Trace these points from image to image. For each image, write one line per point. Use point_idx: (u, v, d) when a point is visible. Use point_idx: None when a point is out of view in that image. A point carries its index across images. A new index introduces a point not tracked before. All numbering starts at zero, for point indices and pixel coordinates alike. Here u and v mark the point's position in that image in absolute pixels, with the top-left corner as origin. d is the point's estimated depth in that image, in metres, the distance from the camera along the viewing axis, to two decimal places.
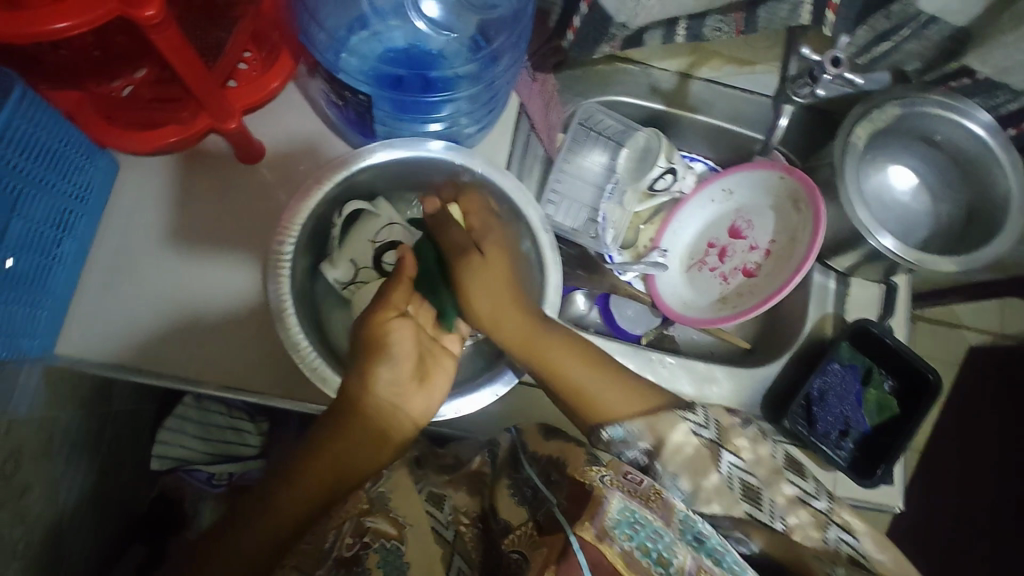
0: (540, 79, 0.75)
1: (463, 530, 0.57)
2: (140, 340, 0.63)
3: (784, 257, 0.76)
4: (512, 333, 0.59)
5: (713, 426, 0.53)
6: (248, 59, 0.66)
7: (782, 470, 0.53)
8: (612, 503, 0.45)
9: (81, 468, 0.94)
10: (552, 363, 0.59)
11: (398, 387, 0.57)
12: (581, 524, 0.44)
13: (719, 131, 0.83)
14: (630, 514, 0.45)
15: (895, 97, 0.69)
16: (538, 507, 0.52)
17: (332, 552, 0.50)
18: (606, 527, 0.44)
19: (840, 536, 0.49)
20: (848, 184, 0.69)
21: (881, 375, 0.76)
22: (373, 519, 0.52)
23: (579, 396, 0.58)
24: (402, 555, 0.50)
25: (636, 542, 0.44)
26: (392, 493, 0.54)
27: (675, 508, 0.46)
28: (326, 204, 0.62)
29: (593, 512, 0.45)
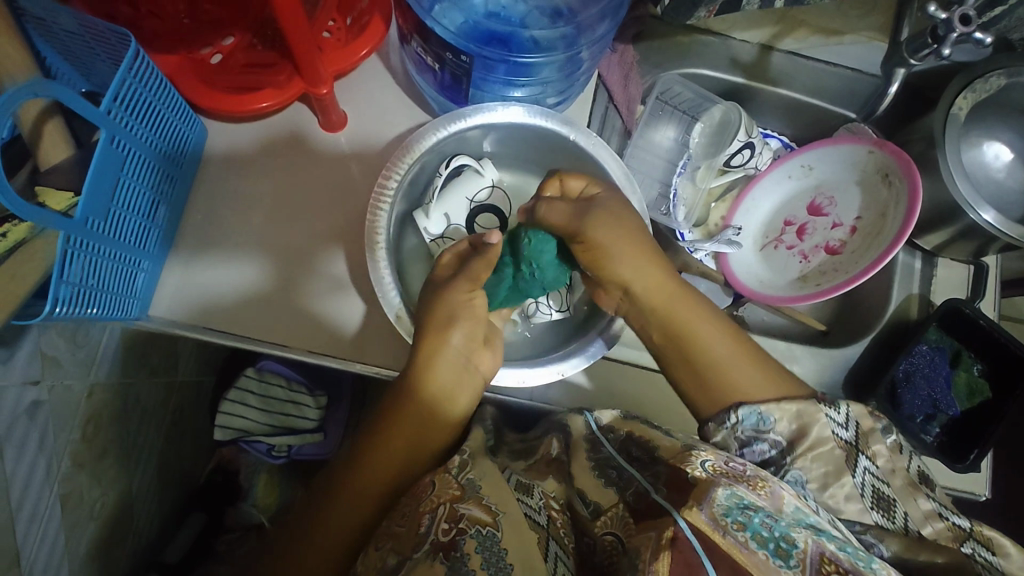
0: (620, 50, 0.74)
1: (554, 516, 0.54)
2: (230, 307, 0.64)
3: (872, 233, 0.73)
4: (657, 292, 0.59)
5: (853, 427, 0.52)
6: (332, 28, 0.65)
7: (917, 483, 0.50)
8: (719, 492, 0.42)
9: (150, 434, 0.96)
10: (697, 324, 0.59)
11: (468, 349, 0.58)
12: (688, 507, 0.41)
13: (799, 106, 0.81)
14: (738, 500, 0.42)
15: (999, 67, 0.66)
16: (626, 486, 0.51)
17: (428, 537, 0.48)
18: (716, 514, 0.41)
19: (979, 553, 0.45)
20: (949, 155, 0.66)
21: (970, 359, 0.73)
22: (465, 506, 0.49)
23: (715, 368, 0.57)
24: (499, 541, 0.47)
25: (750, 530, 0.40)
26: (481, 481, 0.52)
27: (783, 501, 0.44)
28: (419, 164, 0.61)
29: (701, 495, 0.42)
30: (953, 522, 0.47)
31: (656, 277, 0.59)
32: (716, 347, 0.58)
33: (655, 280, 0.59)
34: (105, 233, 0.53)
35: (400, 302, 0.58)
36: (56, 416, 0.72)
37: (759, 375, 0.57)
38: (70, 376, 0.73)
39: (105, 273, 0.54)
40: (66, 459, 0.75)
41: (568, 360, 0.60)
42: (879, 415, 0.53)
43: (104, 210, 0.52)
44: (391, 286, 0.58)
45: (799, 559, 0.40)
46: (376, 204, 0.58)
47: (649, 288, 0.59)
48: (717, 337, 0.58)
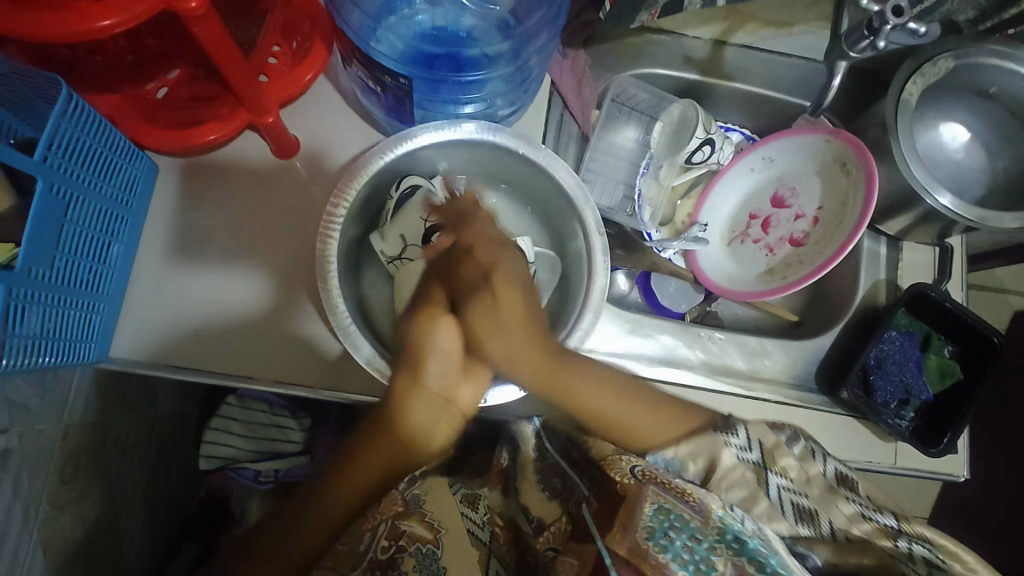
0: (571, 56, 0.73)
1: (497, 531, 0.59)
2: (192, 341, 0.64)
3: (834, 223, 0.73)
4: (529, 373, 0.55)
5: (757, 447, 0.50)
6: (277, 54, 0.65)
7: (837, 490, 0.48)
8: (646, 504, 0.44)
9: (133, 470, 0.95)
10: (574, 389, 0.56)
11: (447, 377, 0.54)
12: (612, 535, 0.45)
13: (756, 99, 0.81)
14: (663, 518, 0.43)
15: (947, 50, 0.66)
16: (569, 497, 0.53)
17: (368, 554, 0.54)
18: (640, 538, 0.43)
19: (914, 545, 0.43)
20: (902, 141, 0.66)
21: (940, 341, 0.73)
22: (408, 524, 0.55)
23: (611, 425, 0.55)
24: (438, 558, 0.53)
25: (672, 552, 0.42)
26: (426, 496, 0.57)
27: (710, 510, 0.43)
28: (370, 186, 0.61)
29: (626, 518, 0.45)
30: (881, 522, 0.45)
31: (529, 349, 0.55)
32: (613, 410, 0.56)
33: (536, 364, 0.55)
34: (53, 281, 0.52)
35: (372, 348, 0.57)
36: (28, 462, 0.71)
37: (654, 418, 0.55)
38: (41, 421, 0.73)
39: (57, 321, 0.54)
40: (43, 504, 0.74)
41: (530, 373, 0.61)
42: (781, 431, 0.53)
43: (49, 257, 0.51)
44: (362, 338, 0.57)
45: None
46: (327, 230, 0.58)
47: (541, 380, 0.55)
48: (609, 397, 0.56)
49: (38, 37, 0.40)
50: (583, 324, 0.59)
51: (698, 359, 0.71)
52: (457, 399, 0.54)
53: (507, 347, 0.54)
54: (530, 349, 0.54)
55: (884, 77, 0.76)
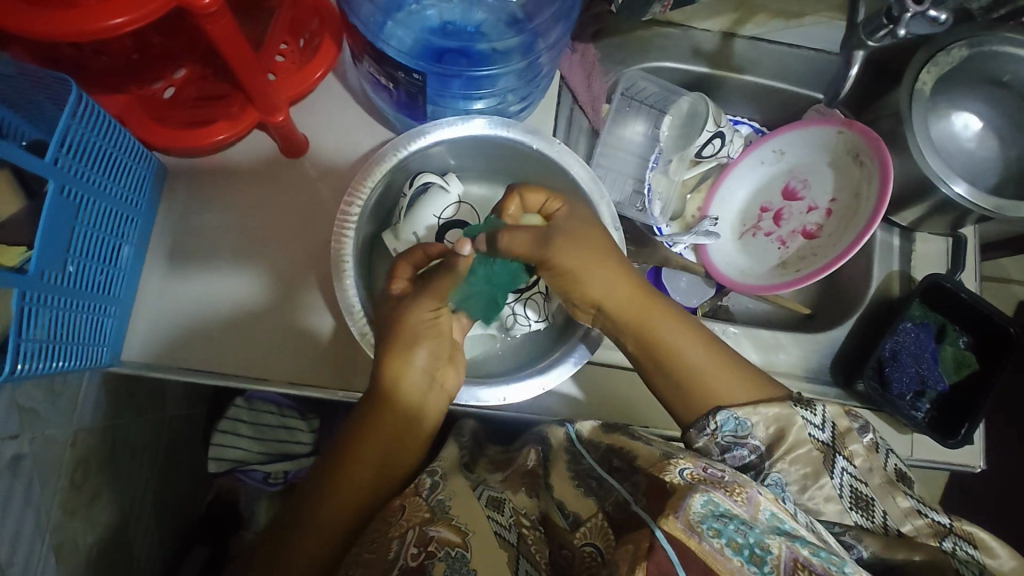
0: (580, 49, 0.74)
1: (526, 532, 0.52)
2: (204, 343, 0.63)
3: (847, 215, 0.73)
4: (628, 312, 0.56)
5: (830, 427, 0.51)
6: (285, 51, 0.64)
7: (896, 483, 0.50)
8: (694, 499, 0.42)
9: (143, 473, 0.95)
10: (661, 331, 0.56)
11: (430, 367, 0.57)
12: (664, 518, 0.40)
13: (766, 91, 0.80)
14: (715, 507, 0.41)
15: (961, 39, 0.66)
16: (605, 496, 0.51)
17: (397, 562, 0.48)
18: (693, 521, 0.40)
19: (958, 546, 0.45)
20: (917, 132, 0.66)
21: (955, 332, 0.73)
22: (435, 528, 0.50)
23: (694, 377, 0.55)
24: (468, 562, 0.48)
25: (725, 537, 0.40)
26: (451, 501, 0.53)
27: (758, 514, 0.42)
28: (383, 184, 0.60)
29: (676, 505, 0.41)
30: (933, 520, 0.48)
31: (619, 277, 0.56)
32: (695, 352, 0.56)
33: (627, 294, 0.56)
34: (65, 284, 0.51)
35: (369, 324, 0.58)
36: (40, 468, 0.70)
37: (741, 384, 0.54)
38: (51, 426, 0.72)
39: (70, 325, 0.53)
40: (55, 509, 0.74)
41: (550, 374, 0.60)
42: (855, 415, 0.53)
43: (61, 260, 0.50)
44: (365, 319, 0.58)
45: (773, 565, 0.39)
46: (340, 230, 0.57)
47: (630, 306, 0.56)
48: (693, 340, 0.56)
49: (48, 38, 0.39)
50: (596, 315, 0.59)
51: None
52: (444, 382, 0.58)
53: (599, 270, 0.56)
54: (625, 286, 0.56)
55: (895, 68, 0.75)
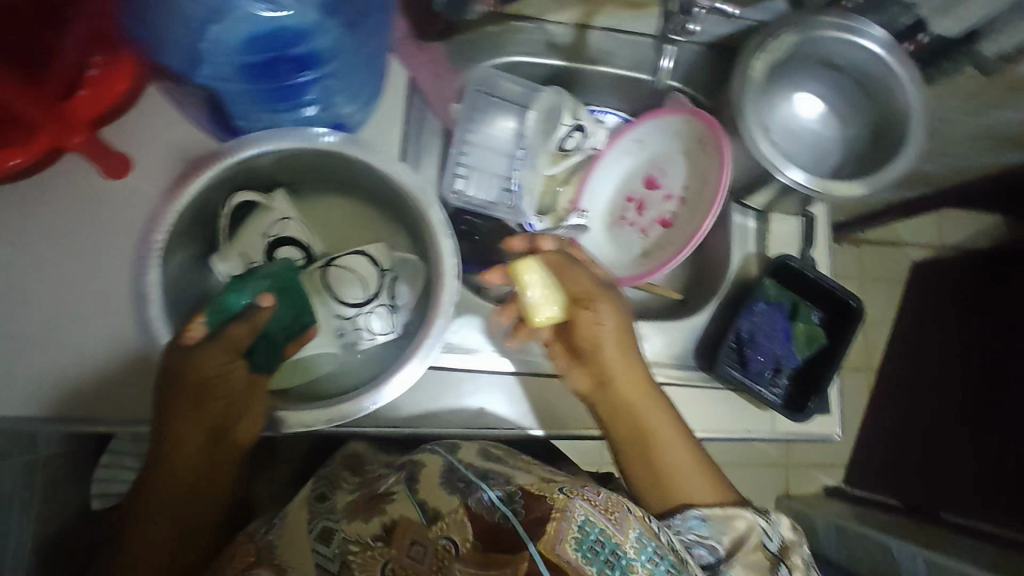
0: (427, 48, 0.72)
1: (351, 558, 0.45)
2: (11, 386, 0.57)
3: (695, 204, 0.74)
4: (623, 381, 0.63)
5: (778, 539, 0.60)
6: (99, 64, 0.59)
7: (793, 543, 0.62)
8: (573, 519, 0.46)
9: (11, 524, 0.88)
10: (637, 408, 0.63)
11: (228, 413, 0.54)
12: (543, 539, 0.45)
13: (625, 80, 0.80)
14: (590, 529, 0.46)
15: (790, 25, 0.67)
16: (467, 492, 0.49)
17: None
18: (569, 548, 0.44)
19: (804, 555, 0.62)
20: (751, 118, 0.66)
21: (807, 308, 0.76)
22: (259, 570, 0.47)
23: (642, 437, 0.63)
24: None
25: (583, 548, 0.44)
26: (279, 539, 0.50)
27: (627, 534, 0.47)
28: (199, 200, 0.56)
29: (554, 533, 0.45)
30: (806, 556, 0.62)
31: (629, 364, 0.63)
32: (673, 453, 0.63)
33: (630, 377, 0.63)
34: None
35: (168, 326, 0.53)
36: None
37: (701, 479, 0.63)
38: None
39: None
40: None
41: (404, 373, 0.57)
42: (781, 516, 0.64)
43: None
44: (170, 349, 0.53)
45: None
46: (145, 260, 0.53)
47: (628, 374, 0.63)
48: (675, 435, 0.63)
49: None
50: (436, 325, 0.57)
51: None
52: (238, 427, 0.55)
53: (602, 350, 0.62)
54: (620, 358, 0.63)
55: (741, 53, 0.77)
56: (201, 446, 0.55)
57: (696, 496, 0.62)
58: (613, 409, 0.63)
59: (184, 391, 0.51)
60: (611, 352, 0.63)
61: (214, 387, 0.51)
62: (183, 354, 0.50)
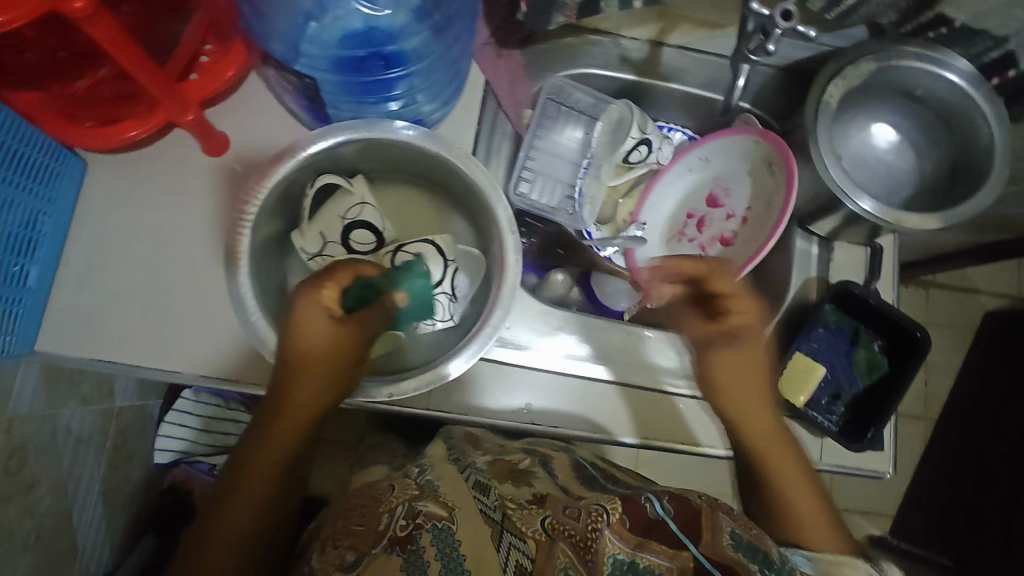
0: (505, 55, 0.75)
1: (510, 512, 0.50)
2: (110, 333, 0.64)
3: (760, 223, 0.74)
4: (747, 417, 0.64)
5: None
6: (209, 52, 0.65)
7: None
8: (726, 531, 0.47)
9: (86, 466, 0.96)
10: (772, 458, 0.63)
11: (307, 370, 0.57)
12: (705, 542, 0.44)
13: (695, 98, 0.81)
14: (738, 538, 0.47)
15: (870, 52, 0.67)
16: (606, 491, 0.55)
17: (387, 532, 0.51)
18: (727, 545, 0.46)
19: None
20: (821, 143, 0.66)
21: (869, 335, 0.74)
22: (423, 503, 0.53)
23: (761, 485, 0.63)
24: (454, 532, 0.48)
25: (738, 549, 0.45)
26: (437, 482, 0.57)
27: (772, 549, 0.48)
28: (292, 177, 0.61)
29: (711, 524, 0.47)
30: None
31: (758, 386, 0.64)
32: (784, 479, 0.62)
33: (757, 416, 0.64)
34: None
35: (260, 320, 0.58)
36: None
37: (825, 529, 0.59)
38: None
39: None
40: None
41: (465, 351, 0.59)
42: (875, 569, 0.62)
43: None
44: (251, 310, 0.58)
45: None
46: (237, 229, 0.58)
47: (751, 408, 0.64)
48: (778, 432, 0.64)
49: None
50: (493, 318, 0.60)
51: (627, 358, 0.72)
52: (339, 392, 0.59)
53: (735, 370, 0.64)
54: (755, 384, 0.64)
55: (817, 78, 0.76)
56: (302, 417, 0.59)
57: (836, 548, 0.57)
58: (746, 438, 0.64)
59: (297, 356, 0.57)
60: (741, 355, 0.64)
61: (323, 354, 0.56)
62: (322, 313, 0.56)
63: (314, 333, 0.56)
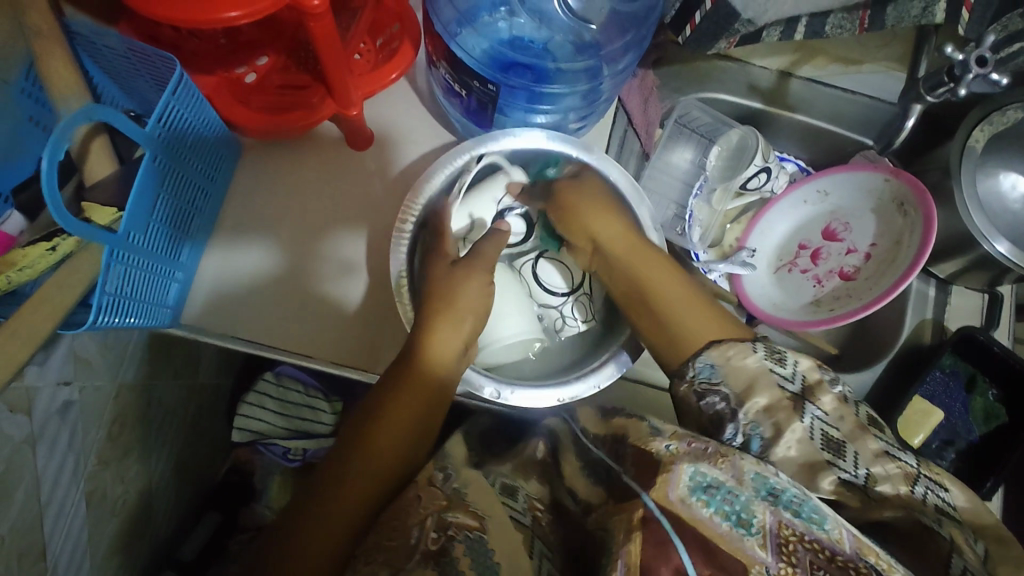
0: (641, 74, 0.75)
1: (538, 516, 0.54)
2: (252, 313, 0.67)
3: (886, 261, 0.74)
4: (613, 251, 0.63)
5: (801, 380, 0.50)
6: (363, 51, 0.67)
7: (866, 425, 0.49)
8: (682, 470, 0.45)
9: (169, 436, 0.99)
10: (656, 284, 0.61)
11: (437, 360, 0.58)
12: (656, 490, 0.45)
13: (817, 132, 0.82)
14: (700, 479, 0.45)
15: (1019, 101, 0.67)
16: (613, 480, 0.52)
17: (420, 546, 0.46)
18: (682, 494, 0.44)
19: (932, 492, 0.46)
20: (965, 186, 0.67)
21: (986, 383, 0.73)
22: (453, 514, 0.48)
23: (645, 293, 0.61)
24: (487, 542, 0.46)
25: (713, 506, 0.43)
26: (466, 490, 0.51)
27: (744, 475, 0.45)
28: (445, 185, 0.65)
29: (668, 477, 0.45)
30: (904, 460, 0.47)
31: (621, 233, 0.63)
32: (673, 304, 0.60)
33: (622, 237, 0.63)
34: (143, 245, 0.55)
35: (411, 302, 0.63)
36: (85, 417, 0.75)
37: (708, 321, 0.57)
38: (100, 378, 0.77)
39: (139, 284, 0.56)
40: (92, 457, 0.78)
41: (567, 386, 0.63)
42: (827, 369, 0.52)
43: (145, 224, 0.54)
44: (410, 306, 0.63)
45: (759, 528, 0.43)
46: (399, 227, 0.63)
47: (614, 247, 0.63)
48: (673, 289, 0.61)
49: (150, 11, 0.43)
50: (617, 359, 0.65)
51: None
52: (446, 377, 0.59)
53: (586, 222, 0.64)
54: (621, 238, 0.63)
55: (950, 123, 0.75)
56: (410, 405, 0.56)
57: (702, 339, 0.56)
58: (610, 268, 0.64)
59: (412, 374, 0.57)
60: (594, 217, 0.64)
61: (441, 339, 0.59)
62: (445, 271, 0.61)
63: (442, 346, 0.58)
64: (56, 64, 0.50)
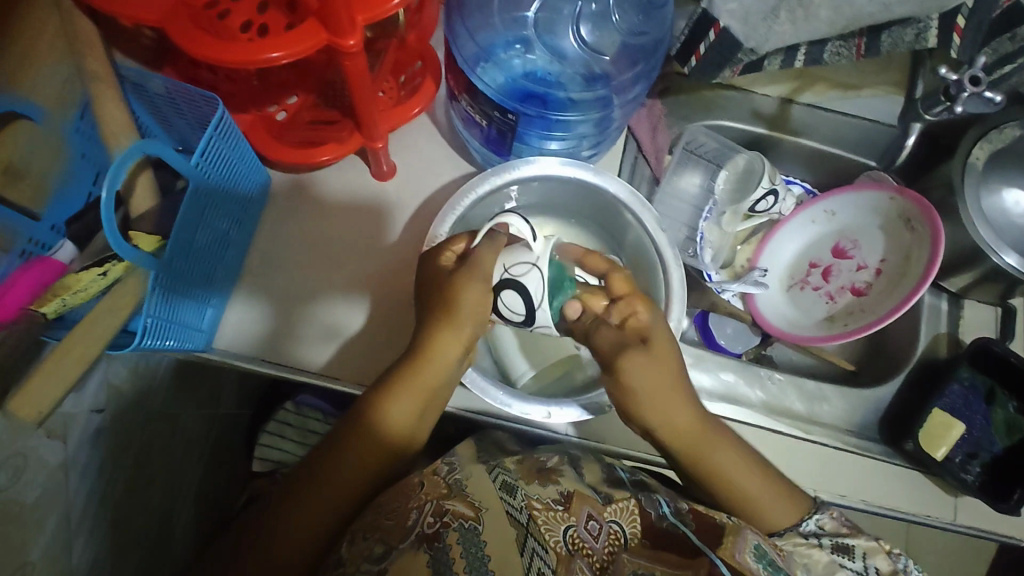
0: (649, 104, 0.80)
1: (538, 513, 0.54)
2: (281, 336, 0.69)
3: (897, 277, 0.76)
4: (684, 443, 0.61)
5: (872, 574, 0.60)
6: (387, 88, 0.71)
7: None
8: (749, 540, 0.57)
9: (191, 466, 1.00)
10: (714, 455, 0.62)
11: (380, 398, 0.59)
12: (725, 549, 0.55)
13: (821, 155, 0.85)
14: (763, 553, 0.56)
15: (1013, 119, 0.70)
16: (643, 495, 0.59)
17: (414, 529, 0.54)
18: (747, 558, 0.55)
19: None
20: (969, 203, 0.69)
21: (1005, 396, 0.74)
22: (453, 503, 0.55)
23: (727, 480, 0.63)
24: (479, 533, 0.52)
25: (764, 566, 0.55)
26: (468, 481, 0.58)
27: (800, 572, 0.57)
28: (469, 209, 0.67)
29: (735, 544, 0.56)
30: None
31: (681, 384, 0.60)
32: (744, 479, 0.62)
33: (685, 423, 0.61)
34: (180, 275, 0.57)
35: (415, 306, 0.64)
36: (113, 444, 0.77)
37: (780, 497, 0.62)
38: (128, 406, 0.79)
39: (175, 312, 0.58)
40: (120, 485, 0.79)
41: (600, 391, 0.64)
42: (897, 556, 0.61)
43: (184, 251, 0.57)
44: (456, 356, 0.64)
45: None
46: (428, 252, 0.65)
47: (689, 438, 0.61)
48: (753, 473, 0.62)
49: (193, 52, 0.47)
50: None
51: (759, 399, 0.74)
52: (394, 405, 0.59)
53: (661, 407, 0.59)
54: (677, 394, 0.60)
55: (948, 142, 0.78)
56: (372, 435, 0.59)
57: (774, 512, 0.62)
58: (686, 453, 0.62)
59: (368, 429, 0.59)
60: (660, 360, 0.58)
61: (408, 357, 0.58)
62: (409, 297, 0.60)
63: (399, 413, 0.59)
64: (108, 106, 0.54)
